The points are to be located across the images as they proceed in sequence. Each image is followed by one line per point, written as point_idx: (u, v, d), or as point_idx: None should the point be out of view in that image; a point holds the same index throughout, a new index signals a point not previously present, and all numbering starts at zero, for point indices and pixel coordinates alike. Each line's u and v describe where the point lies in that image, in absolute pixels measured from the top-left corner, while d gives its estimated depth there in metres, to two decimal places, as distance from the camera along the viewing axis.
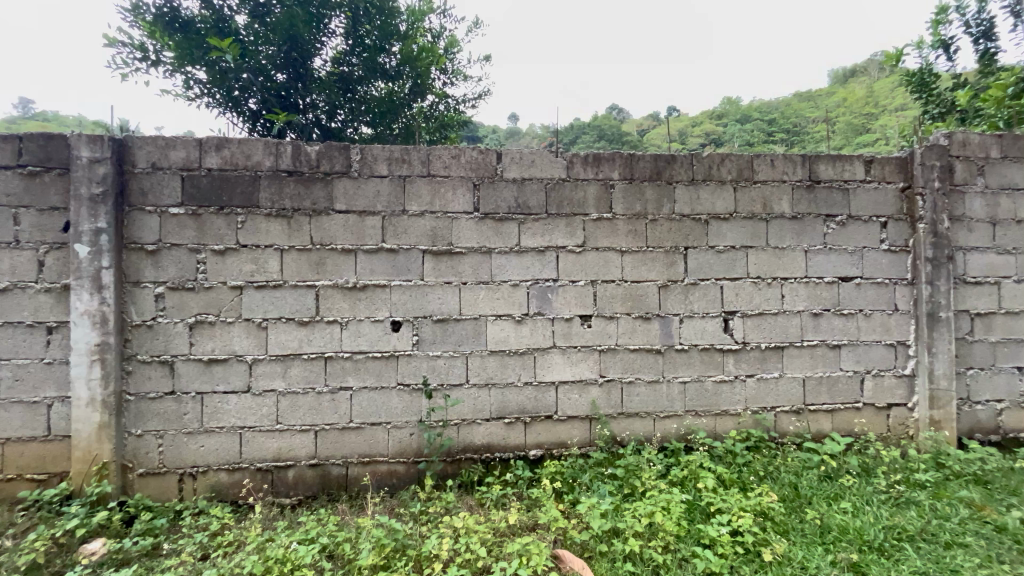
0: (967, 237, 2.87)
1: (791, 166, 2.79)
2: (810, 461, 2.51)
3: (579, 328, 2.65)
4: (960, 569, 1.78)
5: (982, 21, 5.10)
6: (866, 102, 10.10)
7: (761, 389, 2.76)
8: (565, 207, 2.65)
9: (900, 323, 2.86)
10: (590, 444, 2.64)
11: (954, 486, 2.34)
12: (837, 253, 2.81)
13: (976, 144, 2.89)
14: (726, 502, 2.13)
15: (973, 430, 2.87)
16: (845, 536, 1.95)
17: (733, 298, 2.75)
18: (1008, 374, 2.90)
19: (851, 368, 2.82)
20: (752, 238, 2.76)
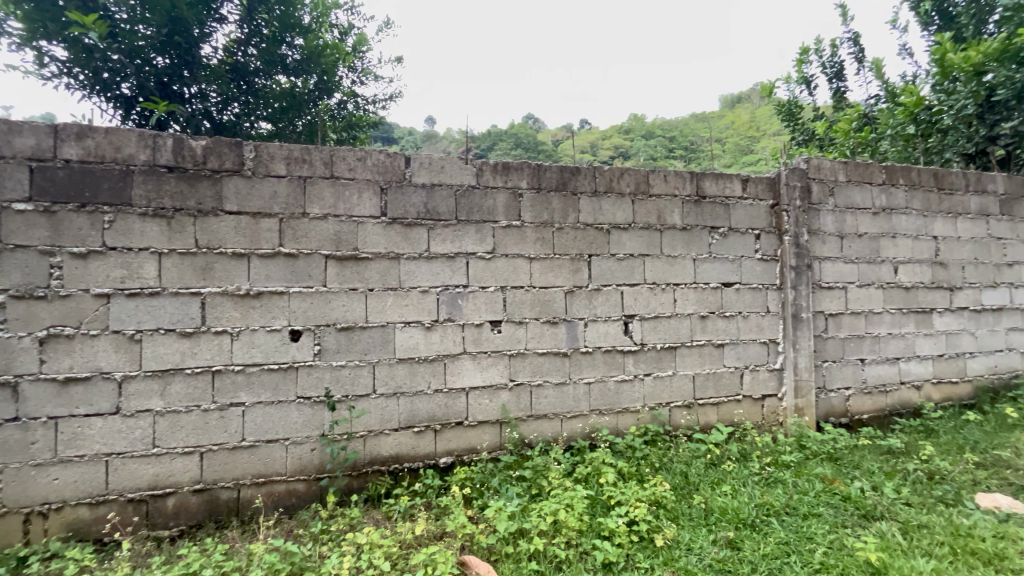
0: (822, 249, 3.34)
1: (681, 182, 3.06)
2: (698, 451, 2.76)
3: (489, 333, 2.67)
4: (813, 536, 2.05)
5: (834, 64, 6.00)
6: (750, 127, 11.39)
7: (657, 386, 2.98)
8: (475, 214, 2.67)
9: (771, 323, 3.24)
10: (500, 447, 2.67)
11: (813, 464, 2.70)
12: (720, 262, 3.13)
13: (828, 168, 3.37)
14: (625, 494, 2.26)
15: (828, 414, 3.33)
16: (724, 516, 2.17)
17: (632, 302, 2.94)
18: (854, 365, 3.41)
19: (732, 364, 3.14)
20: (648, 247, 2.98)
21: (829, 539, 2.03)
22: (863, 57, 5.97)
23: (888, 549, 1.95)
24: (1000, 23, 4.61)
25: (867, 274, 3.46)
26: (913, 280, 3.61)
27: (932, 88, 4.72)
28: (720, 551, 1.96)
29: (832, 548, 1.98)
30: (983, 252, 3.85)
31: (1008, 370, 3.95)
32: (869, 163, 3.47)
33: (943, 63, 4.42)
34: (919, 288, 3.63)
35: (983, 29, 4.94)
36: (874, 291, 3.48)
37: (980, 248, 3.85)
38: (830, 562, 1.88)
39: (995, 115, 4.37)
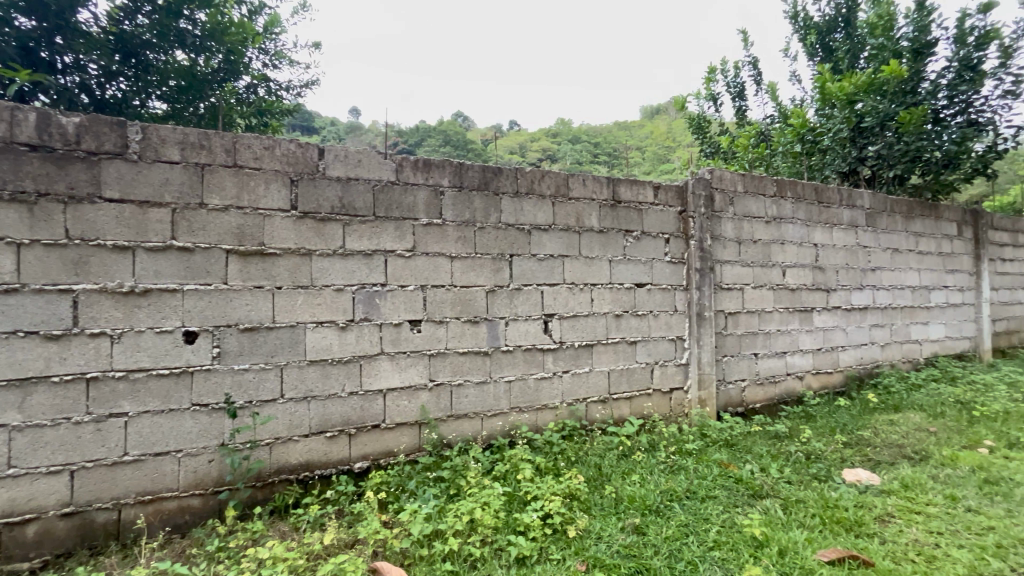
0: (723, 253, 3.64)
1: (598, 187, 3.20)
2: (611, 443, 2.91)
3: (408, 333, 2.62)
4: (709, 517, 2.22)
5: (737, 84, 6.58)
6: (667, 137, 12.16)
7: (574, 383, 3.09)
8: (394, 210, 2.60)
9: (679, 321, 3.48)
10: (418, 448, 2.63)
11: (711, 451, 2.94)
12: (633, 264, 3.30)
13: (729, 180, 3.68)
14: (540, 489, 2.33)
15: (726, 404, 3.64)
16: (632, 504, 2.30)
17: (552, 302, 3.02)
18: (748, 359, 3.75)
19: (644, 360, 3.33)
20: (567, 248, 3.08)
21: (722, 518, 2.21)
22: (760, 80, 6.60)
23: (769, 524, 2.17)
24: (868, 59, 5.31)
25: (760, 276, 3.82)
26: (798, 282, 4.05)
27: (816, 112, 5.32)
28: (627, 536, 2.06)
29: (724, 526, 2.16)
30: (853, 259, 4.41)
31: (871, 361, 4.55)
32: (762, 176, 3.84)
33: (823, 91, 5.01)
34: (802, 289, 4.08)
35: (855, 63, 5.66)
36: (767, 292, 3.85)
37: (851, 255, 4.40)
38: (722, 539, 2.05)
39: (864, 139, 5.02)
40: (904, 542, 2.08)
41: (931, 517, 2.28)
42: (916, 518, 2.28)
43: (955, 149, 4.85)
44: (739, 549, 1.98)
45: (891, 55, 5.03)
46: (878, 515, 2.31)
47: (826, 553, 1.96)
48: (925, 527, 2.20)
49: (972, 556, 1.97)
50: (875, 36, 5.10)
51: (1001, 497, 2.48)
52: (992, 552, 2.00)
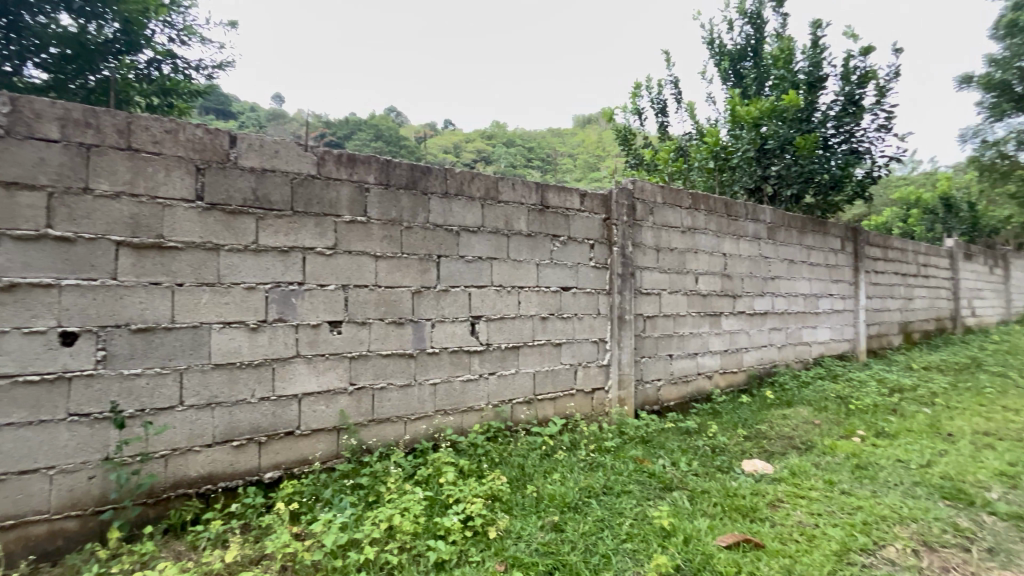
0: (643, 259, 3.85)
1: (527, 191, 3.26)
2: (535, 443, 2.97)
3: (327, 335, 2.50)
4: (623, 511, 2.33)
5: (659, 101, 7.01)
6: (597, 148, 12.70)
7: (500, 384, 3.11)
8: (314, 206, 2.48)
9: (601, 324, 3.62)
10: (336, 455, 2.52)
11: (628, 447, 3.09)
12: (559, 268, 3.39)
13: (649, 191, 3.89)
14: (462, 492, 2.32)
15: (644, 403, 3.84)
16: (552, 502, 2.36)
17: (479, 303, 3.03)
18: (664, 360, 3.99)
19: (568, 362, 3.43)
20: (496, 250, 3.10)
21: (635, 511, 2.33)
22: (680, 99, 7.08)
23: (677, 514, 2.32)
24: (772, 87, 5.87)
25: (676, 283, 4.08)
26: (708, 288, 4.37)
27: (727, 132, 5.79)
28: (546, 534, 2.10)
29: (636, 519, 2.27)
30: (756, 267, 4.84)
31: (769, 361, 5.02)
32: (679, 189, 4.10)
33: (733, 113, 5.47)
34: (712, 295, 4.41)
35: (761, 91, 6.23)
36: (681, 297, 4.12)
37: (754, 264, 4.83)
38: (634, 531, 2.15)
39: (767, 159, 5.52)
40: (790, 524, 2.31)
41: (813, 501, 2.56)
42: (801, 501, 2.54)
43: (840, 173, 5.49)
44: (649, 539, 2.09)
45: (791, 86, 5.60)
46: (770, 500, 2.55)
47: (724, 539, 2.13)
48: (808, 509, 2.46)
49: (844, 532, 2.24)
50: (777, 67, 5.65)
51: (869, 480, 2.83)
52: (859, 528, 2.28)
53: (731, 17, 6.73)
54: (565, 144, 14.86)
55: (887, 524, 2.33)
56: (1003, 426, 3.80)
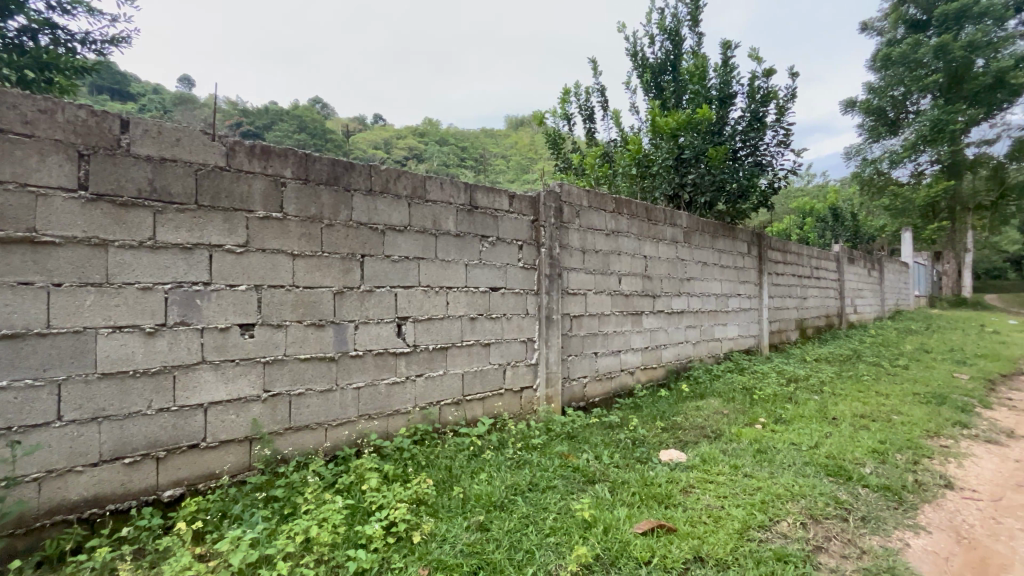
0: (569, 261, 3.97)
1: (456, 191, 3.24)
2: (462, 444, 2.96)
3: (237, 339, 2.33)
4: (547, 506, 2.39)
5: (586, 108, 7.27)
6: (530, 151, 12.95)
7: (428, 386, 3.07)
8: (223, 200, 2.30)
9: (530, 323, 3.69)
10: (248, 468, 2.36)
11: (554, 443, 3.17)
12: (488, 268, 3.41)
13: (575, 195, 4.02)
14: (386, 497, 2.26)
15: (570, 400, 3.96)
16: (478, 502, 2.36)
17: (406, 304, 2.96)
18: (590, 358, 4.14)
19: (497, 361, 3.46)
20: (423, 250, 3.05)
21: (558, 506, 2.39)
22: (606, 107, 7.39)
23: (598, 505, 2.42)
24: (689, 101, 6.29)
25: (601, 283, 4.25)
26: (631, 288, 4.60)
27: (649, 141, 6.12)
28: (471, 534, 2.10)
29: (560, 513, 2.34)
30: (673, 269, 5.16)
31: (685, 357, 5.37)
32: (604, 194, 4.27)
33: (654, 123, 5.80)
34: (634, 296, 4.64)
35: (678, 103, 6.66)
36: (606, 298, 4.30)
37: (672, 266, 5.14)
38: (557, 525, 2.21)
39: (684, 168, 5.91)
40: (700, 508, 2.48)
41: (720, 484, 2.77)
42: (709, 486, 2.75)
43: (746, 183, 6.00)
44: (571, 532, 2.16)
45: (704, 100, 6.04)
46: (683, 487, 2.73)
47: (641, 526, 2.24)
48: (715, 492, 2.67)
49: (745, 512, 2.44)
50: (693, 82, 6.07)
51: (767, 462, 3.12)
52: (758, 507, 2.50)
53: (652, 32, 7.13)
54: (497, 146, 14.96)
55: (781, 502, 2.57)
56: (876, 409, 4.35)
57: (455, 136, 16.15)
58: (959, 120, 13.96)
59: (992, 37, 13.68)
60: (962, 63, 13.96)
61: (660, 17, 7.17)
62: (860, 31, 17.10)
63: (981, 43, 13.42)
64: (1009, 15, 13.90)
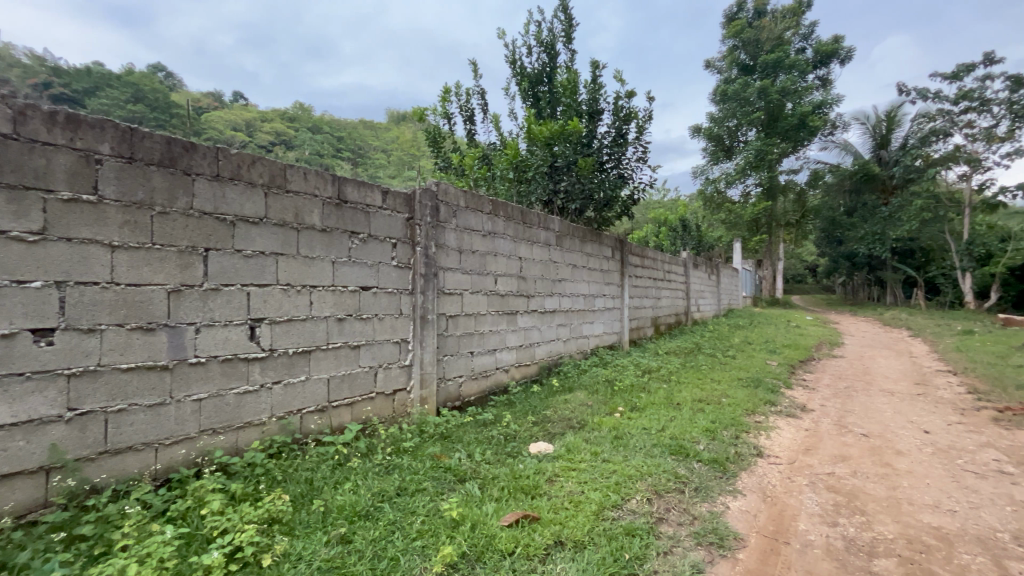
0: (446, 260, 3.96)
1: (322, 183, 3.03)
2: (326, 454, 2.78)
3: (29, 347, 1.91)
4: (416, 509, 2.35)
5: (467, 109, 7.34)
6: (412, 147, 12.71)
7: (287, 394, 2.81)
8: (7, 175, 1.88)
9: (404, 324, 3.59)
10: (44, 504, 1.94)
11: (426, 445, 3.13)
12: (358, 266, 3.24)
13: (452, 194, 4.02)
14: (231, 520, 2.02)
15: (446, 400, 3.95)
16: (340, 513, 2.23)
17: (261, 305, 2.68)
18: (465, 357, 4.17)
19: (367, 364, 3.30)
20: (282, 245, 2.79)
21: (427, 508, 2.36)
22: (486, 110, 7.54)
23: (467, 503, 2.44)
24: (562, 112, 6.71)
25: (477, 283, 4.31)
26: (506, 289, 4.74)
27: (525, 146, 6.38)
28: (331, 549, 1.98)
29: (428, 515, 2.31)
30: (546, 270, 5.44)
31: (557, 354, 5.70)
32: (481, 195, 4.33)
33: (530, 130, 6.06)
34: (509, 295, 4.79)
35: (553, 114, 7.05)
36: (482, 297, 4.37)
37: (545, 267, 5.41)
38: (424, 527, 2.18)
39: (557, 176, 6.28)
40: (563, 495, 2.64)
41: (581, 471, 2.99)
42: (572, 473, 2.95)
43: (611, 193, 6.58)
44: (439, 533, 2.15)
45: (576, 113, 6.50)
46: (549, 477, 2.88)
47: (507, 518, 2.32)
48: (576, 479, 2.86)
49: (601, 494, 2.66)
50: (566, 96, 6.49)
51: (622, 446, 3.45)
52: (613, 488, 2.74)
53: (530, 43, 7.45)
54: (378, 139, 14.41)
55: (633, 482, 2.85)
56: (711, 394, 5.07)
57: (330, 124, 15.13)
58: (774, 151, 16.92)
59: (797, 87, 16.79)
60: (777, 105, 16.94)
61: (537, 30, 7.52)
62: (704, 68, 19.81)
63: (789, 91, 16.40)
64: (808, 70, 17.22)
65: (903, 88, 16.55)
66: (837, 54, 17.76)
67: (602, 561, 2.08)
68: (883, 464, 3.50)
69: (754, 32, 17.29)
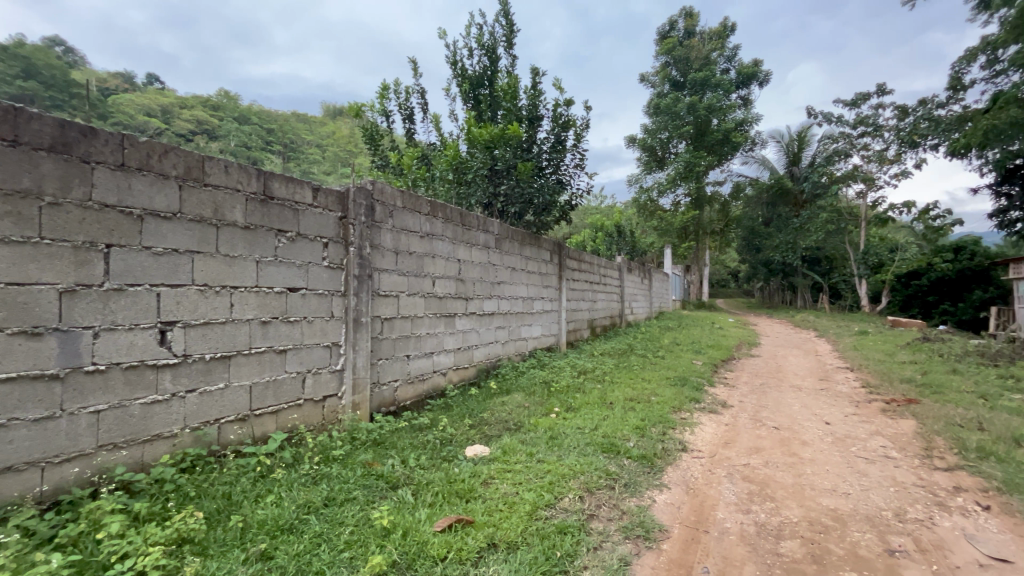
0: (381, 261, 3.85)
1: (245, 177, 2.85)
2: (247, 466, 2.61)
3: None
4: (344, 520, 2.26)
5: (407, 108, 7.20)
6: (349, 144, 12.29)
7: (203, 403, 2.61)
8: None
9: (335, 327, 3.45)
10: None
11: (357, 452, 3.03)
12: (285, 266, 3.08)
13: (389, 194, 3.92)
14: (134, 543, 1.85)
15: (380, 406, 3.84)
16: (261, 528, 2.10)
17: (174, 307, 2.47)
18: (401, 361, 4.08)
19: (294, 369, 3.14)
20: (199, 242, 2.60)
21: (357, 517, 2.28)
22: (426, 110, 7.45)
23: (399, 510, 2.38)
24: (503, 116, 6.77)
25: (414, 285, 4.23)
26: (444, 291, 4.69)
27: (465, 148, 6.36)
28: (250, 567, 1.86)
29: (357, 525, 2.23)
30: (485, 272, 5.45)
31: (495, 356, 5.72)
32: (419, 196, 4.26)
33: (470, 132, 6.06)
34: (447, 298, 4.75)
35: (493, 117, 7.09)
36: (418, 300, 4.30)
37: (484, 269, 5.42)
38: (353, 538, 2.11)
39: (498, 179, 6.33)
40: (498, 497, 2.65)
41: (516, 472, 3.02)
42: (507, 474, 2.97)
43: (550, 198, 6.71)
44: (368, 542, 2.08)
45: (516, 118, 6.60)
46: (484, 479, 2.88)
47: (440, 523, 2.29)
48: (511, 480, 2.89)
49: (535, 494, 2.70)
50: (506, 100, 6.56)
51: (557, 446, 3.53)
52: (546, 488, 2.79)
53: (470, 45, 7.46)
54: (312, 134, 13.80)
55: (565, 480, 2.92)
56: (641, 392, 5.30)
57: (259, 115, 14.26)
58: (701, 164, 18.06)
59: (722, 104, 18.01)
60: (704, 121, 18.09)
61: (479, 33, 7.53)
62: (639, 81, 20.75)
63: (715, 108, 17.56)
64: (731, 89, 18.55)
65: (812, 111, 18.25)
66: (756, 77, 19.27)
67: (534, 560, 2.11)
68: (791, 453, 3.83)
69: (684, 51, 18.37)
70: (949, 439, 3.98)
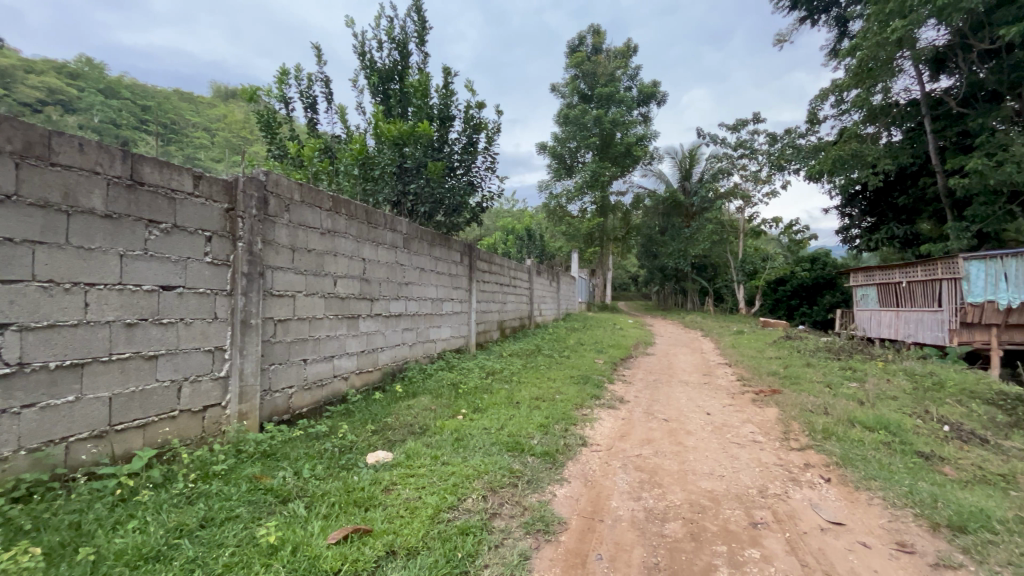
0: (275, 259, 3.58)
1: (107, 158, 2.49)
2: (104, 490, 2.28)
3: None
4: (224, 541, 2.06)
5: (308, 96, 6.76)
6: (242, 130, 11.25)
7: (45, 419, 2.23)
8: None
9: (219, 330, 3.13)
10: None
11: (243, 466, 2.77)
12: (157, 262, 2.73)
13: (285, 186, 3.65)
14: None
15: (271, 415, 3.55)
16: (118, 560, 1.84)
17: (5, 307, 2.09)
18: (297, 366, 3.81)
19: (167, 378, 2.79)
20: (43, 231, 2.22)
21: (239, 537, 2.09)
22: (330, 100, 7.07)
23: (288, 525, 2.22)
24: (413, 113, 6.64)
25: (313, 285, 3.98)
26: (347, 291, 4.48)
27: (373, 143, 6.13)
28: None
29: (239, 545, 2.04)
30: (392, 272, 5.29)
31: (402, 359, 5.57)
32: (319, 189, 4.02)
33: (378, 127, 5.85)
34: (350, 298, 4.53)
35: (403, 113, 6.92)
36: (318, 300, 4.05)
37: (390, 269, 5.26)
38: (233, 559, 1.93)
39: (407, 177, 6.18)
40: (399, 503, 2.58)
41: (420, 476, 2.96)
42: (410, 479, 2.90)
43: (461, 199, 6.70)
44: (252, 562, 1.92)
45: (427, 116, 6.51)
46: (385, 486, 2.79)
47: (335, 535, 2.17)
48: (414, 485, 2.82)
49: (438, 497, 2.66)
50: (417, 97, 6.43)
51: (462, 447, 3.53)
52: (450, 490, 2.77)
53: (380, 37, 7.21)
54: (198, 115, 12.44)
55: (469, 481, 2.93)
56: (546, 391, 5.49)
57: (132, 89, 12.55)
58: (606, 174, 19.18)
59: (625, 119, 19.28)
60: (609, 134, 19.24)
61: (390, 26, 7.31)
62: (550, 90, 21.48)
63: (619, 122, 18.76)
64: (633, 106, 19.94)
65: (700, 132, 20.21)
66: (654, 96, 20.90)
67: (434, 564, 2.09)
68: (677, 443, 4.20)
69: (592, 66, 19.39)
70: (802, 423, 4.62)
